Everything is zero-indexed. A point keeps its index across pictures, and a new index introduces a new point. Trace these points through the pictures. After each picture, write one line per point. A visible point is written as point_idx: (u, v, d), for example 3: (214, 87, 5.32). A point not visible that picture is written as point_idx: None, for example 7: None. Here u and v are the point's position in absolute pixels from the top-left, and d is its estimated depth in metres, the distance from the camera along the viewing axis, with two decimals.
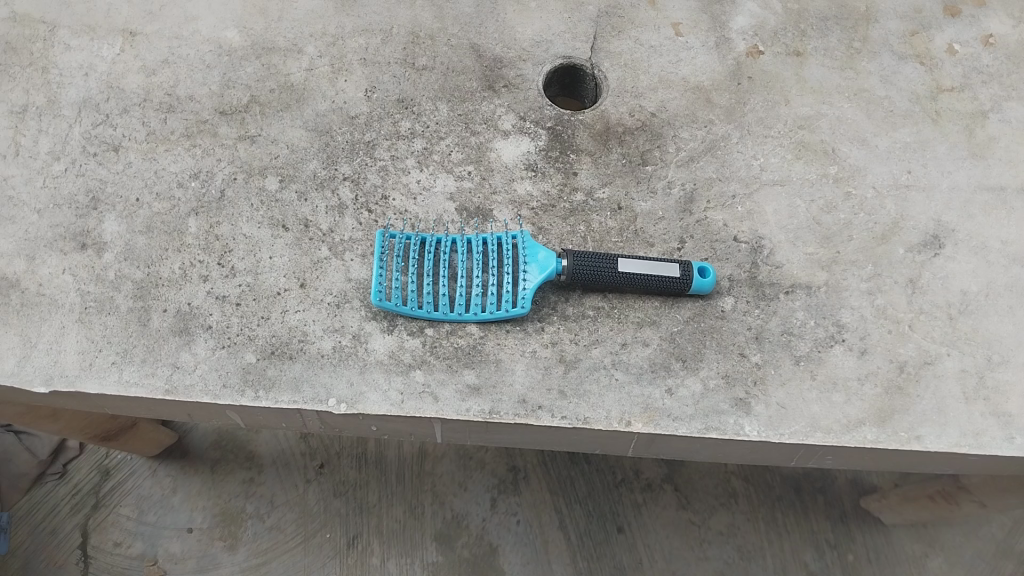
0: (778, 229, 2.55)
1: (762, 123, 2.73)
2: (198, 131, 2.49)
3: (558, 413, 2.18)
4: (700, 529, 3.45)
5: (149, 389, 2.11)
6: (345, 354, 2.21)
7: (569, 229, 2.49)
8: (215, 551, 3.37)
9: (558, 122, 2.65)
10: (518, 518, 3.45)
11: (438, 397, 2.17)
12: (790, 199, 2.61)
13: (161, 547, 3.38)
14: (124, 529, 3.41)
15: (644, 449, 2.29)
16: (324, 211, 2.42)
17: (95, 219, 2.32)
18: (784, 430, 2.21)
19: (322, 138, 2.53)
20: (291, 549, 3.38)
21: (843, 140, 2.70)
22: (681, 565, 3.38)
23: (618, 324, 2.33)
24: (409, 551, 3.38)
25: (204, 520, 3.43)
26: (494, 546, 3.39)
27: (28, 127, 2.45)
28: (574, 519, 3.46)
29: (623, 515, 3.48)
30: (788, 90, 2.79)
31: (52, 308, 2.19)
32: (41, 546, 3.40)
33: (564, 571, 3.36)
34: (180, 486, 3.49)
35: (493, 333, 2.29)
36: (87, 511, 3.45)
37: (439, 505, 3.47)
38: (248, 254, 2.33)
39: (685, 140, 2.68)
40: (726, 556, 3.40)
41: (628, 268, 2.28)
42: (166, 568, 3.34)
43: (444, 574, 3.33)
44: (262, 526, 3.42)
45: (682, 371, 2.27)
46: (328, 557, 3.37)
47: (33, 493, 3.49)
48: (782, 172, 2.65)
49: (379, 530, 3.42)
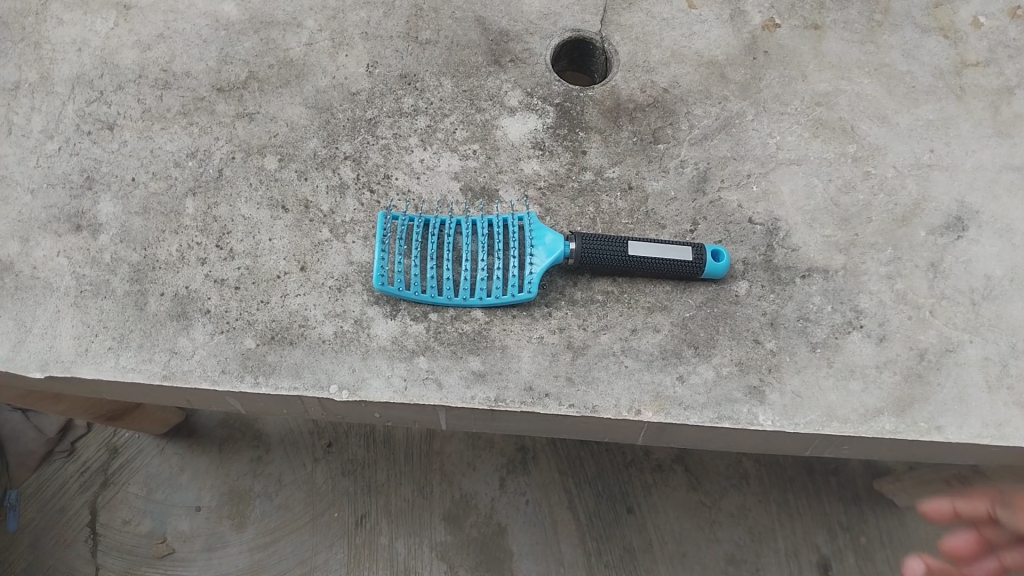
0: (795, 211, 2.46)
1: (779, 98, 2.63)
2: (195, 109, 2.42)
3: (565, 401, 2.12)
4: (711, 510, 3.39)
5: (147, 375, 2.06)
6: (347, 340, 2.15)
7: (577, 210, 2.41)
8: (223, 530, 3.36)
9: (567, 98, 2.56)
10: (527, 498, 3.40)
11: (442, 383, 2.12)
12: (808, 178, 2.52)
13: (170, 525, 3.38)
14: (132, 507, 3.42)
15: (655, 438, 2.24)
16: (325, 191, 2.35)
17: (89, 200, 2.25)
18: (799, 419, 2.15)
19: (322, 116, 2.45)
20: (298, 527, 3.36)
21: (862, 118, 2.60)
22: (690, 546, 3.33)
23: (627, 309, 2.26)
24: (418, 530, 3.34)
25: (212, 499, 3.42)
26: (503, 525, 3.35)
27: (21, 104, 2.38)
28: (582, 497, 3.42)
29: (632, 496, 3.43)
30: (806, 65, 2.68)
31: (47, 291, 2.13)
32: (50, 524, 3.40)
33: (572, 551, 3.31)
34: (187, 465, 3.48)
35: (498, 318, 2.23)
36: (95, 488, 3.46)
37: (447, 484, 3.43)
38: (247, 236, 2.27)
39: (698, 117, 2.59)
40: (737, 538, 3.34)
41: (638, 253, 2.21)
42: (175, 546, 3.34)
43: (452, 553, 3.30)
44: (270, 505, 3.40)
45: (694, 358, 2.21)
46: (336, 536, 3.34)
47: (42, 471, 3.49)
48: (799, 151, 2.56)
49: (387, 510, 3.38)
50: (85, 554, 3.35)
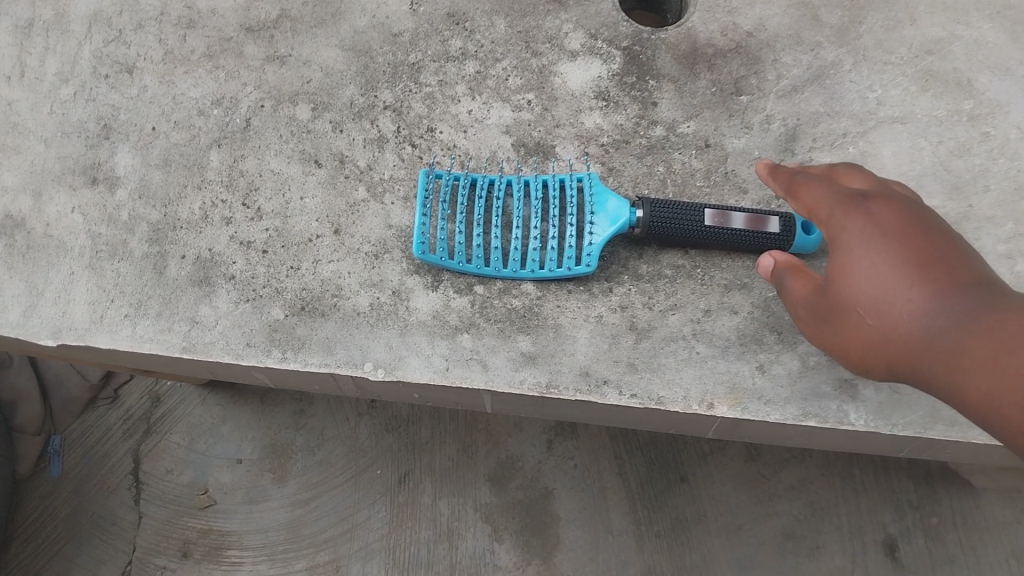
0: (897, 176, 2.13)
1: (884, 43, 2.26)
2: (220, 51, 2.18)
3: (627, 391, 1.88)
4: (769, 482, 2.84)
5: (165, 346, 1.89)
6: (383, 313, 1.93)
7: (645, 170, 2.12)
8: (263, 483, 2.98)
9: (636, 40, 2.23)
10: (575, 462, 2.92)
11: (488, 365, 1.90)
12: (916, 137, 2.17)
13: (212, 476, 3.02)
14: (174, 458, 3.07)
15: (728, 432, 2.00)
16: (362, 145, 2.10)
17: (106, 151, 2.08)
18: (898, 420, 1.87)
19: (361, 60, 2.19)
20: (341, 484, 2.95)
21: (982, 68, 2.22)
22: (747, 521, 2.80)
23: (700, 287, 1.98)
24: (461, 490, 2.90)
25: (252, 451, 3.03)
26: (550, 490, 2.88)
27: (35, 44, 2.19)
28: (634, 465, 2.91)
29: (686, 464, 2.90)
30: (915, 6, 2.29)
31: (60, 252, 1.99)
32: (92, 471, 3.07)
33: (621, 522, 2.83)
34: (228, 416, 3.11)
35: (552, 293, 1.97)
36: (138, 437, 3.11)
37: (493, 445, 2.97)
38: (276, 193, 2.05)
39: (787, 65, 2.24)
40: (797, 512, 2.79)
41: (717, 222, 1.90)
42: (216, 498, 2.98)
43: (497, 517, 2.86)
44: (311, 459, 2.99)
45: (777, 345, 1.93)
46: (379, 494, 2.92)
47: (84, 417, 3.15)
48: (906, 106, 2.20)
49: (431, 469, 2.94)
50: (129, 504, 3.02)
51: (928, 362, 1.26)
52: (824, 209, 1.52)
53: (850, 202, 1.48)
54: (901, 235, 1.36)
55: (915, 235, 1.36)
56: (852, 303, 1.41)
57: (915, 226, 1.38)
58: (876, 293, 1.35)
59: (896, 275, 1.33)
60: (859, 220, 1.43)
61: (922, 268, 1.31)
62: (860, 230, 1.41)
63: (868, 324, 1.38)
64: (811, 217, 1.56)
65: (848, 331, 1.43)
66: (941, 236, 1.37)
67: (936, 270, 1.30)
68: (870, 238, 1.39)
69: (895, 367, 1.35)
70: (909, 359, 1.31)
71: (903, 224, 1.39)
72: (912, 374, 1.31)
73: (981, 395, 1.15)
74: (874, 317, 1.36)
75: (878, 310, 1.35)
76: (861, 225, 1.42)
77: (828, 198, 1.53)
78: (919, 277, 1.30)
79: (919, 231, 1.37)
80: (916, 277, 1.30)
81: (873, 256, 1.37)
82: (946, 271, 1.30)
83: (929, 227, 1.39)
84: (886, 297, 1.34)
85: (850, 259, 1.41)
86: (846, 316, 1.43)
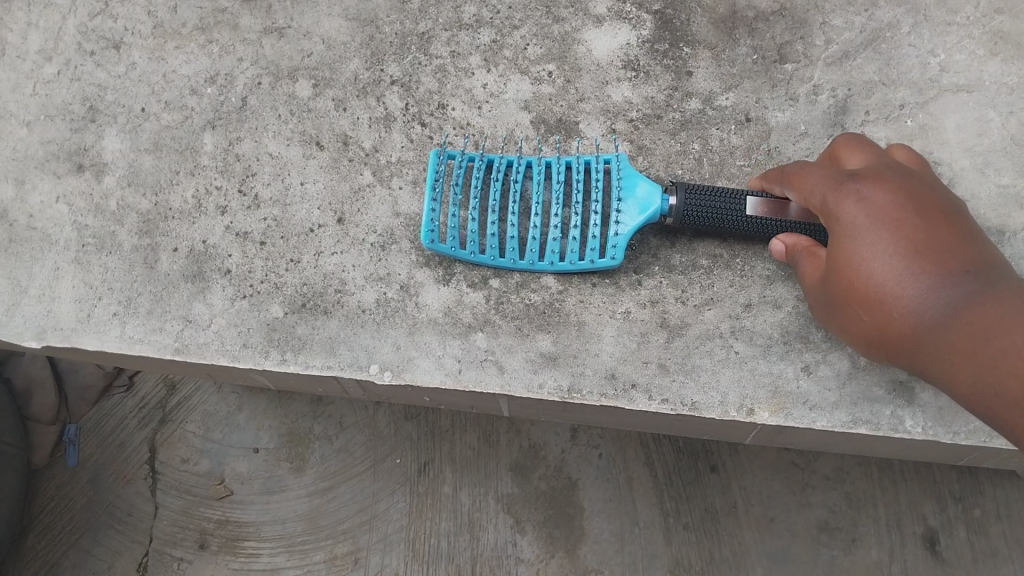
0: (961, 152, 1.91)
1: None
2: (214, 23, 2.00)
3: (657, 395, 1.72)
4: (804, 472, 2.50)
5: (157, 348, 1.78)
6: (391, 311, 1.78)
7: (679, 148, 1.93)
8: (281, 474, 2.65)
9: (669, 3, 2.00)
10: (601, 451, 2.58)
11: (504, 367, 1.74)
12: (983, 108, 1.93)
13: (227, 466, 2.68)
14: (192, 448, 2.72)
15: (767, 438, 1.84)
16: (367, 124, 1.93)
17: (93, 134, 1.93)
18: (959, 427, 1.68)
19: (366, 30, 1.99)
20: (359, 473, 2.63)
21: None
22: (780, 513, 2.47)
23: (741, 278, 1.78)
24: (483, 481, 2.58)
25: (270, 440, 2.69)
26: (573, 482, 2.56)
27: (16, 19, 2.02)
28: (663, 454, 2.57)
29: (717, 453, 2.55)
30: None
31: (45, 245, 1.87)
32: (108, 461, 2.73)
33: (649, 516, 2.51)
34: (245, 402, 2.75)
35: (575, 286, 1.79)
36: (153, 425, 2.75)
37: (516, 433, 2.62)
38: (274, 179, 1.89)
39: (839, 27, 1.99)
40: (832, 503, 2.46)
41: (761, 213, 1.66)
42: (233, 490, 2.65)
43: (521, 509, 2.55)
44: (329, 448, 2.66)
45: (826, 343, 1.73)
46: (398, 484, 2.61)
47: (98, 405, 2.79)
48: (974, 71, 1.95)
49: (451, 458, 2.62)
50: (146, 494, 2.68)
51: (921, 357, 1.25)
52: (818, 195, 1.45)
53: (840, 184, 1.40)
54: (893, 220, 1.31)
55: (908, 218, 1.31)
56: (847, 295, 1.37)
57: (907, 207, 1.33)
58: (869, 284, 1.31)
59: (889, 265, 1.28)
60: (850, 205, 1.36)
61: (916, 255, 1.27)
62: (854, 217, 1.35)
63: (864, 317, 1.35)
64: (805, 202, 1.49)
65: (849, 322, 1.40)
66: (934, 215, 1.32)
67: (931, 258, 1.26)
68: (862, 225, 1.33)
69: (892, 359, 1.33)
70: (901, 353, 1.29)
71: (896, 205, 1.33)
72: (907, 366, 1.30)
73: (980, 399, 1.14)
74: (868, 310, 1.33)
75: (871, 304, 1.32)
76: (853, 210, 1.36)
77: (821, 183, 1.45)
78: (910, 268, 1.26)
79: (913, 212, 1.32)
80: (907, 267, 1.26)
81: (865, 246, 1.32)
82: (940, 259, 1.25)
83: (921, 203, 1.33)
84: (879, 289, 1.30)
85: (843, 250, 1.35)
86: (843, 307, 1.39)
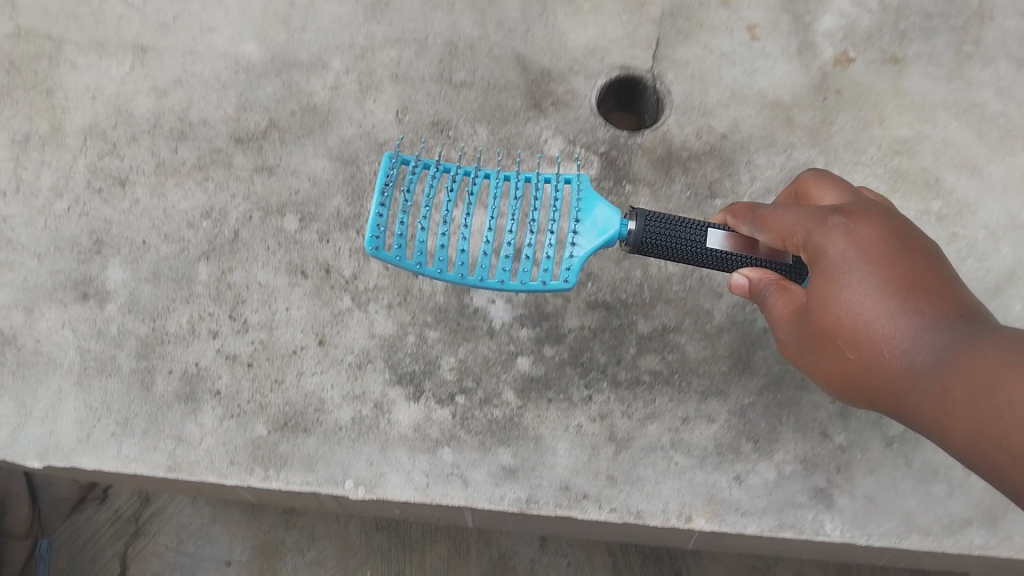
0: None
1: (855, 141, 2.32)
2: (211, 162, 2.25)
3: (606, 504, 1.91)
4: None
5: (150, 466, 1.95)
6: (365, 427, 1.97)
7: (622, 275, 2.11)
8: None
9: (613, 145, 2.30)
10: (569, 560, 2.77)
11: (468, 481, 1.93)
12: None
13: None
14: (163, 562, 2.81)
15: (706, 543, 2.04)
16: (347, 254, 2.15)
17: (97, 266, 2.14)
18: (873, 530, 1.91)
19: (347, 169, 2.25)
20: None
21: (947, 167, 2.30)
22: None
23: (679, 395, 2.01)
24: None
25: (243, 552, 2.81)
26: None
27: (31, 160, 2.26)
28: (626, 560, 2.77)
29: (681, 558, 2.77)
30: (883, 105, 2.36)
31: (49, 369, 2.04)
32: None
33: None
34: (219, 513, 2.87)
35: (532, 402, 2.00)
36: (126, 538, 2.85)
37: (485, 542, 2.80)
38: (262, 305, 2.10)
39: (761, 166, 2.30)
40: None
41: (721, 242, 1.76)
42: None
43: None
44: (301, 560, 2.78)
45: (753, 455, 1.96)
46: None
47: (73, 519, 2.87)
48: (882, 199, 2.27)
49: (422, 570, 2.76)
50: None
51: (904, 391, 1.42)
52: (798, 229, 1.62)
53: (827, 221, 1.59)
54: (883, 263, 1.50)
55: (896, 257, 1.51)
56: (833, 332, 1.53)
57: (894, 246, 1.52)
58: (857, 318, 1.49)
59: (878, 302, 1.47)
60: (837, 240, 1.55)
61: (904, 290, 1.46)
62: (842, 252, 1.53)
63: (850, 355, 1.51)
64: (783, 238, 1.66)
65: (827, 362, 1.57)
66: (919, 257, 1.51)
67: (917, 296, 1.45)
68: (851, 259, 1.52)
69: (872, 396, 1.51)
70: (886, 391, 1.46)
71: (883, 244, 1.53)
72: (886, 403, 1.48)
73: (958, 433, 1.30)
74: (853, 348, 1.50)
75: (858, 343, 1.49)
76: (842, 245, 1.54)
77: (802, 218, 1.62)
78: (902, 305, 1.45)
79: (900, 251, 1.52)
80: (895, 304, 1.45)
81: (852, 287, 1.50)
82: (926, 299, 1.44)
83: (907, 243, 1.53)
84: (867, 329, 1.47)
85: (831, 286, 1.53)
86: (826, 343, 1.56)
